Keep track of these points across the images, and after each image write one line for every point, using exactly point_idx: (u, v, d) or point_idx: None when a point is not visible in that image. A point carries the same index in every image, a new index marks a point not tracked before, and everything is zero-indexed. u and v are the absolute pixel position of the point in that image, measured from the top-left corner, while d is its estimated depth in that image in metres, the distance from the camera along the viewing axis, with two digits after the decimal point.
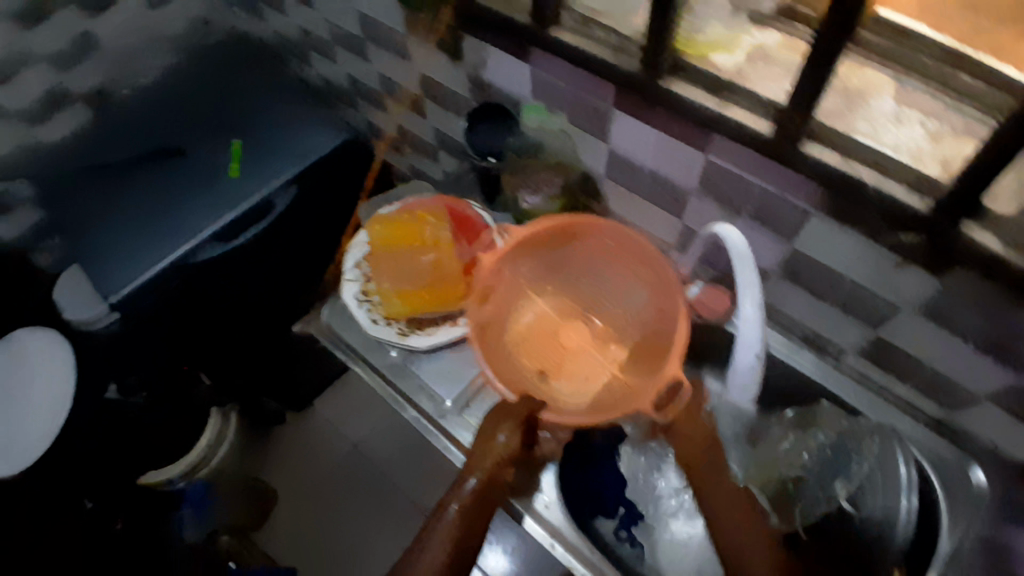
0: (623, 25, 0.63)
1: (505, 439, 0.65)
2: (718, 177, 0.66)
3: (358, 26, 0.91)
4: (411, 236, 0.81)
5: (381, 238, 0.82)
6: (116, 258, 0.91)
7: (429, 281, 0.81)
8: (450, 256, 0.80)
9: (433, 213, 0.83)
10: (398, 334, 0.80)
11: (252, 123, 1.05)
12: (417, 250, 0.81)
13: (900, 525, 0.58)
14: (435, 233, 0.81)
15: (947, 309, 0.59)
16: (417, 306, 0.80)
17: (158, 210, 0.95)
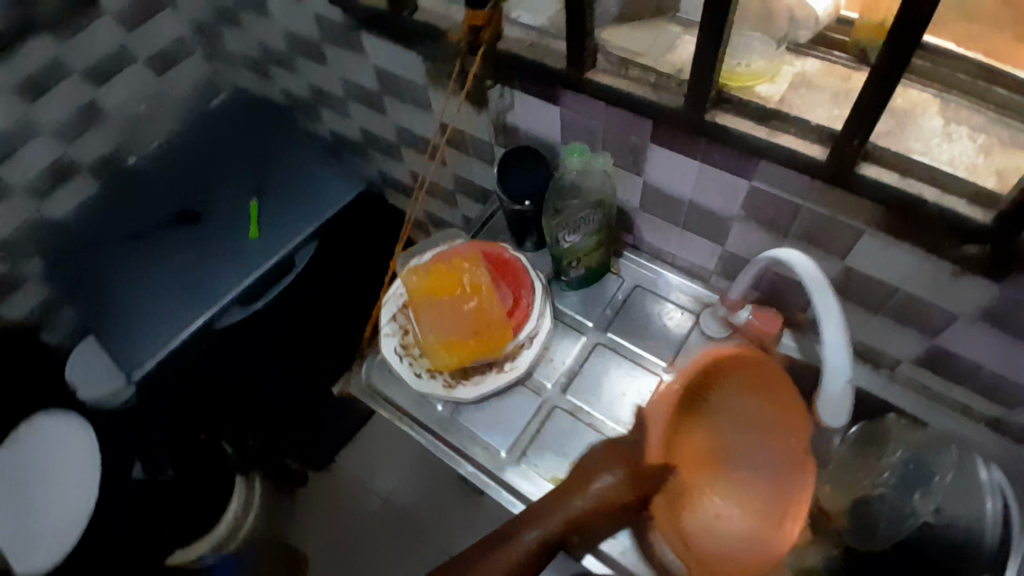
0: (661, 62, 0.64)
1: (606, 487, 0.53)
2: (765, 204, 0.67)
3: (374, 81, 0.92)
4: (450, 285, 0.81)
5: (419, 290, 0.81)
6: (139, 327, 0.91)
7: (476, 329, 0.80)
8: (491, 301, 0.80)
9: (469, 259, 0.83)
10: (444, 387, 0.79)
11: (269, 180, 1.05)
12: (458, 299, 0.80)
13: (989, 525, 0.59)
14: (473, 279, 0.81)
15: (1009, 313, 0.59)
16: (463, 355, 0.79)
17: (184, 277, 0.95)
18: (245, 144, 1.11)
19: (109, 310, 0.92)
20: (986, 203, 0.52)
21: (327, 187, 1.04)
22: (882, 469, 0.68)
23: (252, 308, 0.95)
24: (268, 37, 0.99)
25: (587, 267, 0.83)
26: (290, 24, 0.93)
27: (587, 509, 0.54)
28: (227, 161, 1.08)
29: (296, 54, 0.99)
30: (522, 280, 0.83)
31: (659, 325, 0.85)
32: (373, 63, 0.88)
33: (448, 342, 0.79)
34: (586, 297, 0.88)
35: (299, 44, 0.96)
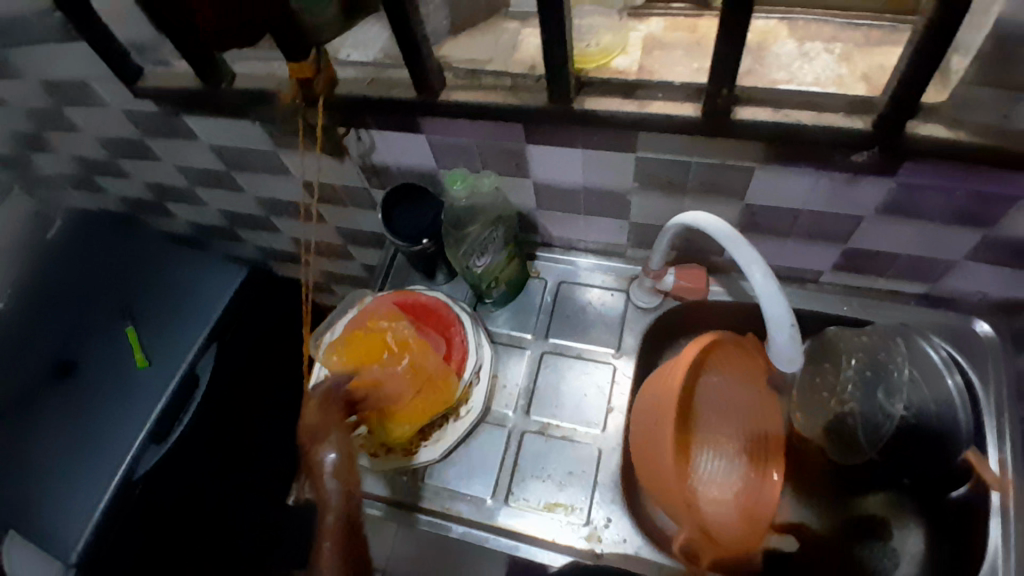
0: (510, 65, 0.61)
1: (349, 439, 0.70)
2: (657, 170, 0.65)
3: (217, 161, 0.84)
4: (374, 350, 0.73)
5: (343, 368, 0.72)
6: (50, 512, 0.80)
7: (417, 391, 0.72)
8: (421, 353, 0.73)
9: (386, 316, 0.75)
10: (405, 457, 0.74)
11: (139, 300, 0.94)
12: (388, 363, 0.71)
13: (959, 404, 0.65)
14: (397, 335, 0.73)
15: (912, 200, 0.61)
16: (411, 421, 0.72)
17: (79, 424, 0.84)
18: (93, 259, 0.96)
19: (14, 487, 0.81)
20: (863, 109, 0.53)
21: (209, 280, 0.97)
22: (844, 385, 0.69)
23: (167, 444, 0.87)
24: (86, 149, 0.92)
25: (506, 283, 0.78)
26: (106, 129, 0.85)
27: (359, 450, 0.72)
28: (67, 280, 0.93)
29: (122, 155, 0.90)
30: (449, 320, 0.78)
31: (594, 313, 0.82)
32: (209, 143, 0.80)
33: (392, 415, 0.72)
34: (516, 309, 0.84)
35: (124, 145, 0.87)
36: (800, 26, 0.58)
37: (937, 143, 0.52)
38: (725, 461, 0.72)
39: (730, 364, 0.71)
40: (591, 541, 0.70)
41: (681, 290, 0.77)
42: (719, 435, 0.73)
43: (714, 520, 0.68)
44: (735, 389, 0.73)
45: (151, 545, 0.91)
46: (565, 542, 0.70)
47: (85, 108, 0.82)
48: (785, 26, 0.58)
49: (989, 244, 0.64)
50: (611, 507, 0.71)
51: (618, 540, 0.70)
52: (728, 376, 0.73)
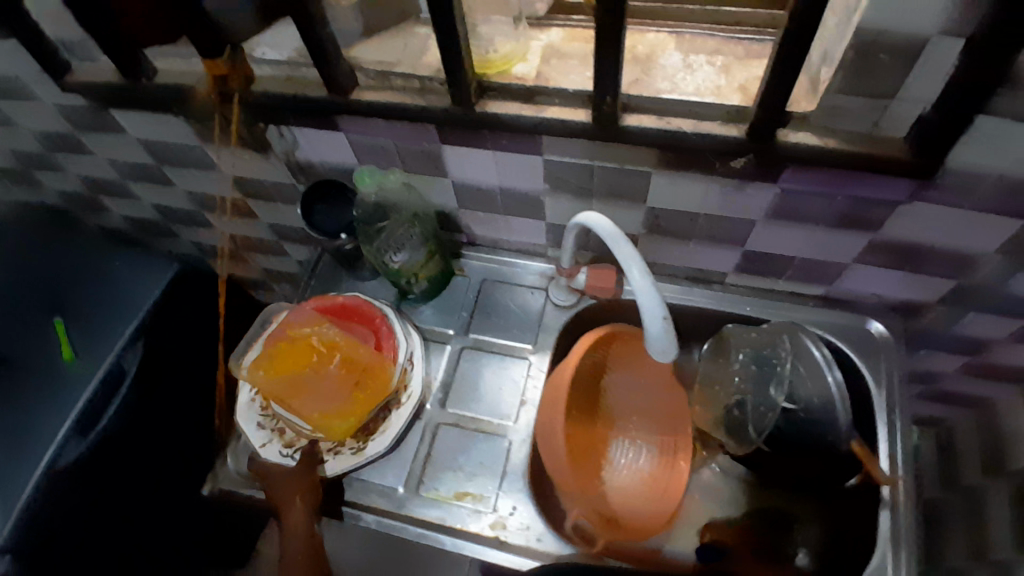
0: (419, 67, 0.64)
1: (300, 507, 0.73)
2: (563, 172, 0.69)
3: (145, 154, 0.85)
4: (303, 356, 0.76)
5: (272, 382, 0.75)
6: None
7: (351, 382, 0.76)
8: (352, 349, 0.76)
9: (308, 322, 0.78)
10: (354, 454, 0.75)
11: (70, 296, 0.92)
12: (318, 365, 0.76)
13: (838, 402, 0.64)
14: (322, 337, 0.76)
15: (794, 206, 0.65)
16: (355, 415, 0.74)
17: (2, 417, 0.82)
18: (34, 261, 0.96)
19: None
20: (737, 118, 0.57)
21: (139, 276, 0.93)
22: (732, 376, 0.75)
23: (92, 436, 0.82)
24: (19, 143, 0.92)
25: (426, 278, 0.81)
26: (36, 123, 0.85)
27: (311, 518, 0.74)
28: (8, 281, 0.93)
29: (56, 150, 0.90)
30: (372, 314, 0.80)
31: (515, 310, 0.85)
32: (138, 138, 0.81)
33: (334, 411, 0.74)
34: (440, 306, 0.87)
35: (56, 139, 0.87)
36: (688, 39, 0.61)
37: (805, 151, 0.56)
38: (639, 452, 0.78)
39: (620, 359, 0.79)
40: (497, 529, 0.73)
41: (593, 289, 0.80)
42: (635, 428, 0.79)
43: (624, 511, 0.74)
44: (637, 383, 0.80)
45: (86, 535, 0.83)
46: (473, 529, 0.73)
47: (13, 101, 0.82)
48: (674, 39, 0.62)
49: (874, 248, 0.68)
50: (518, 496, 0.74)
51: (523, 529, 0.73)
52: (630, 372, 0.80)
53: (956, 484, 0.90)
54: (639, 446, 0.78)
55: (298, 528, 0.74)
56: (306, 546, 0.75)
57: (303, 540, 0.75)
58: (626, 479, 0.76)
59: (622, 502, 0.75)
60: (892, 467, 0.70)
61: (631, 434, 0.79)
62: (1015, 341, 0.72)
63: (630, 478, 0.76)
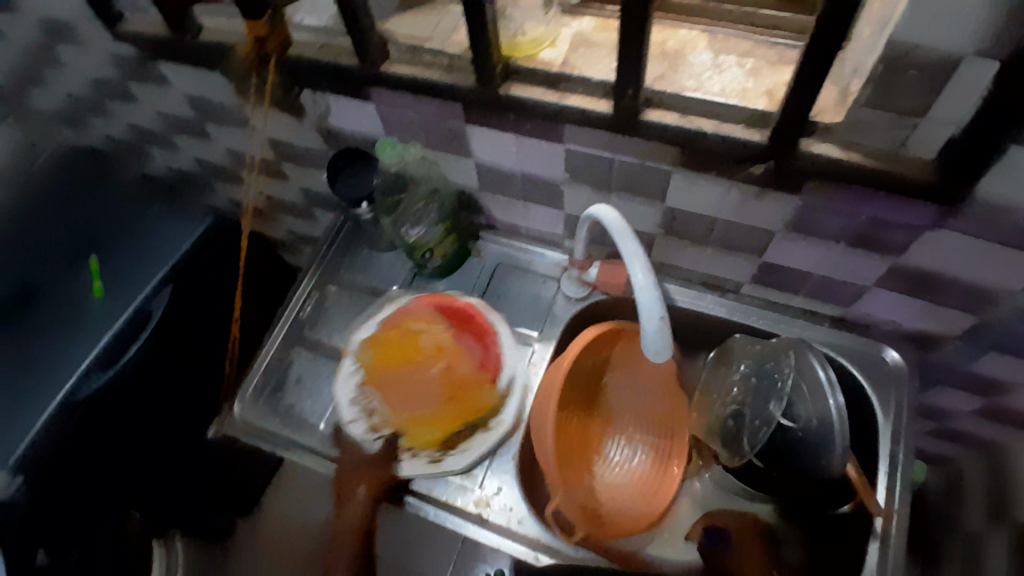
0: (449, 45, 0.65)
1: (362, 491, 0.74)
2: (582, 163, 0.68)
3: (188, 108, 0.88)
4: (410, 351, 0.81)
5: (379, 367, 0.80)
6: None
7: (448, 391, 0.78)
8: (457, 361, 0.80)
9: (423, 318, 0.80)
10: (431, 463, 0.74)
11: (106, 240, 0.98)
12: (424, 364, 0.80)
13: (837, 423, 0.62)
14: (435, 340, 0.80)
15: (813, 220, 0.63)
16: (442, 426, 0.77)
17: (33, 342, 0.88)
18: (79, 203, 1.01)
19: None
20: (760, 123, 0.56)
21: (174, 227, 0.99)
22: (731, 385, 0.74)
23: (114, 368, 0.86)
24: (75, 87, 0.96)
25: (442, 256, 0.82)
26: (91, 68, 0.89)
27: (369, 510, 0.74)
28: (53, 220, 0.99)
29: (108, 96, 0.94)
30: (485, 328, 0.80)
31: (525, 297, 0.86)
32: (182, 91, 0.84)
33: (427, 417, 0.77)
34: (452, 285, 0.88)
35: (108, 86, 0.92)
36: (719, 39, 0.61)
37: (827, 162, 0.55)
38: (634, 451, 0.77)
39: (622, 359, 0.80)
40: (480, 507, 0.74)
41: (604, 284, 0.79)
42: (631, 428, 0.79)
43: (609, 508, 0.73)
44: (640, 385, 0.80)
45: None
46: (458, 504, 0.74)
47: (71, 45, 0.86)
48: (705, 37, 0.61)
49: (894, 273, 0.66)
50: (504, 478, 0.75)
51: (506, 510, 0.73)
52: (631, 372, 0.80)
53: (960, 526, 0.87)
54: (635, 446, 0.78)
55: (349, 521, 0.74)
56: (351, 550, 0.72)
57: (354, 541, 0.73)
58: (615, 476, 0.76)
59: (608, 497, 0.74)
60: (888, 500, 0.68)
61: (628, 434, 0.79)
62: None
63: (621, 477, 0.76)
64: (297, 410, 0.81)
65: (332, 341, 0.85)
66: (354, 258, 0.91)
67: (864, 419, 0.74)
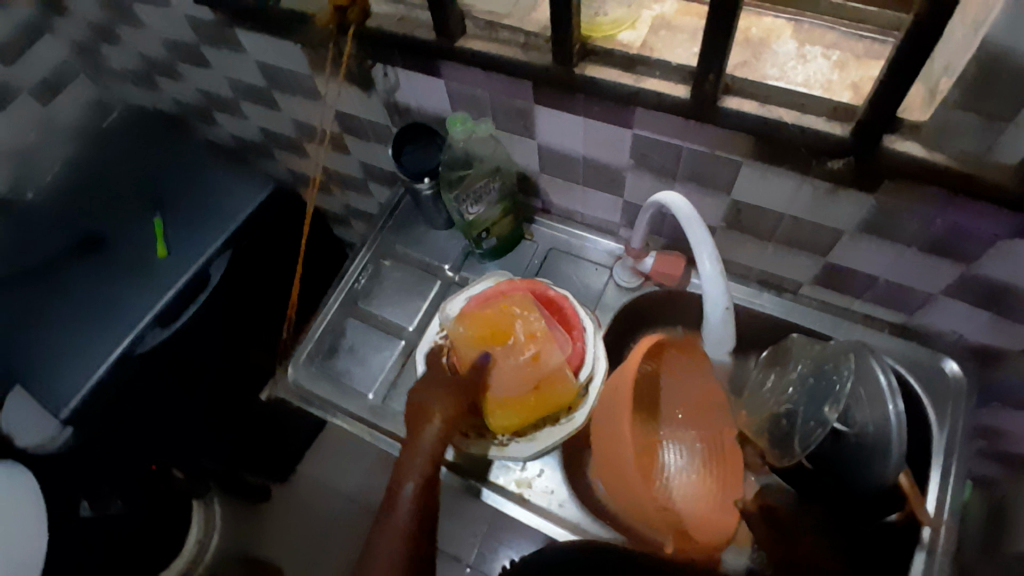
0: (527, 23, 0.65)
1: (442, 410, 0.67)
2: (649, 149, 0.68)
3: (259, 76, 0.90)
4: (500, 334, 0.72)
5: (468, 346, 0.73)
6: (47, 375, 0.82)
7: (535, 383, 0.70)
8: (549, 353, 0.70)
9: (520, 304, 0.74)
10: (496, 446, 0.74)
11: (170, 199, 1.00)
12: (511, 349, 0.71)
13: (894, 432, 0.59)
14: (527, 326, 0.71)
15: (884, 222, 0.62)
16: (520, 413, 0.72)
17: (97, 293, 0.90)
18: (147, 160, 1.05)
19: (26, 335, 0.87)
20: (844, 117, 0.55)
21: (237, 190, 1.00)
22: (787, 385, 0.73)
23: (173, 326, 0.88)
24: (149, 48, 0.99)
25: (497, 236, 0.83)
26: (167, 30, 0.91)
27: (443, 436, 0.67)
28: (121, 178, 1.03)
29: (180, 59, 0.97)
30: (572, 322, 0.76)
31: (576, 283, 0.85)
32: (256, 59, 0.86)
33: (506, 405, 0.71)
34: (505, 264, 0.88)
35: (182, 49, 0.94)
36: (805, 29, 0.60)
37: (912, 162, 0.53)
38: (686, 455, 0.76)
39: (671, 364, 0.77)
40: (522, 486, 0.75)
41: (659, 275, 0.79)
42: (680, 430, 0.78)
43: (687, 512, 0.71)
44: (687, 391, 0.78)
45: (142, 423, 0.89)
46: (501, 482, 0.75)
47: (150, 8, 0.88)
48: (791, 27, 0.60)
49: (965, 283, 0.64)
50: (546, 460, 0.77)
51: (548, 492, 0.75)
52: (671, 377, 0.78)
53: None
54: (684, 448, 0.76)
55: (422, 449, 0.66)
56: (422, 478, 0.64)
57: (425, 468, 0.65)
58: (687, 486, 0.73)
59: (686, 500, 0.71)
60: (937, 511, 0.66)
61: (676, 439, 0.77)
62: None
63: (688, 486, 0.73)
64: (345, 376, 0.82)
65: (383, 312, 0.86)
66: (410, 232, 0.92)
67: (917, 429, 0.73)
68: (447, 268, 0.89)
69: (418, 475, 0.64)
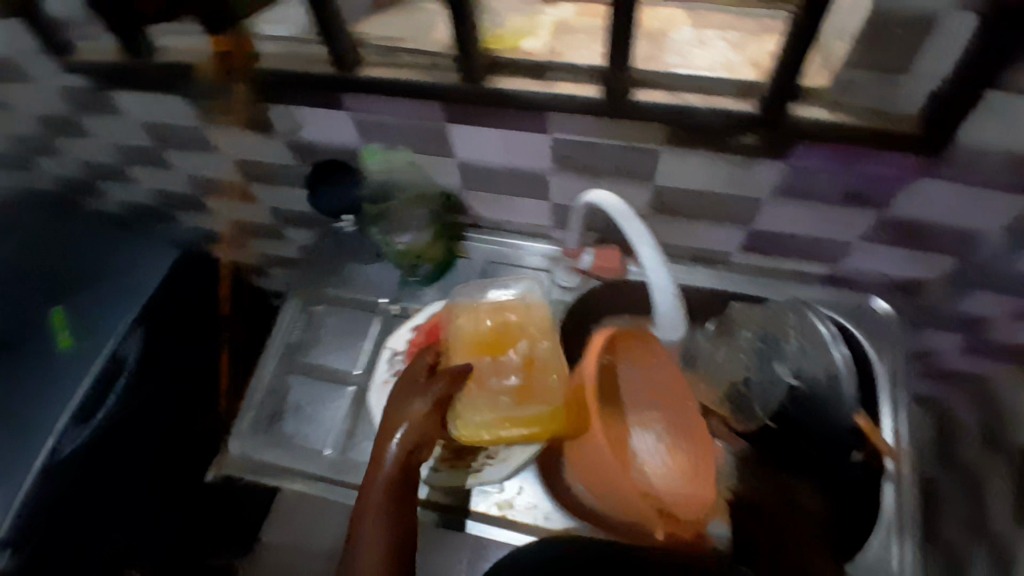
0: (427, 43, 0.63)
1: (418, 410, 0.64)
2: (571, 151, 0.68)
3: (144, 137, 0.83)
4: (498, 346, 0.72)
5: (461, 350, 0.73)
6: None
7: (522, 407, 0.68)
8: (542, 382, 0.70)
9: (517, 318, 0.74)
10: (470, 474, 0.74)
11: (69, 280, 0.91)
12: (506, 368, 0.70)
13: (845, 377, 0.64)
14: (527, 351, 0.72)
15: (799, 184, 0.65)
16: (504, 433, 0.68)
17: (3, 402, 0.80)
18: (29, 245, 0.94)
19: None
20: (749, 93, 0.57)
21: (141, 258, 0.92)
22: (736, 352, 0.76)
23: (95, 423, 0.81)
24: (13, 125, 0.90)
25: (432, 261, 0.80)
26: (28, 104, 0.83)
27: (412, 444, 0.63)
28: None
29: (51, 131, 0.88)
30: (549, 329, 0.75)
31: None
32: (138, 119, 0.80)
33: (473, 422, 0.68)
34: (445, 288, 0.85)
35: (50, 122, 0.86)
36: (699, 13, 0.62)
37: (820, 126, 0.56)
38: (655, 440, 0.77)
39: (626, 351, 0.78)
40: (504, 508, 0.74)
41: (601, 271, 0.80)
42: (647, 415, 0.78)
43: (667, 496, 0.72)
44: (650, 378, 0.79)
45: (84, 532, 0.80)
46: (480, 510, 0.74)
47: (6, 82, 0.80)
48: (685, 14, 0.62)
49: (880, 227, 0.69)
50: (523, 476, 0.76)
51: (530, 509, 0.74)
52: (632, 366, 0.79)
53: (954, 462, 0.89)
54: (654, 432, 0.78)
55: (387, 464, 0.61)
56: (388, 497, 0.60)
57: (388, 489, 0.60)
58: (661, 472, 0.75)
59: (661, 486, 0.73)
60: (896, 439, 0.71)
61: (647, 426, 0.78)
62: (1016, 317, 0.72)
63: (663, 472, 0.75)
64: (297, 438, 0.78)
65: (328, 362, 0.82)
66: (338, 272, 0.88)
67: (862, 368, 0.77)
68: (385, 302, 0.86)
69: (384, 493, 0.60)
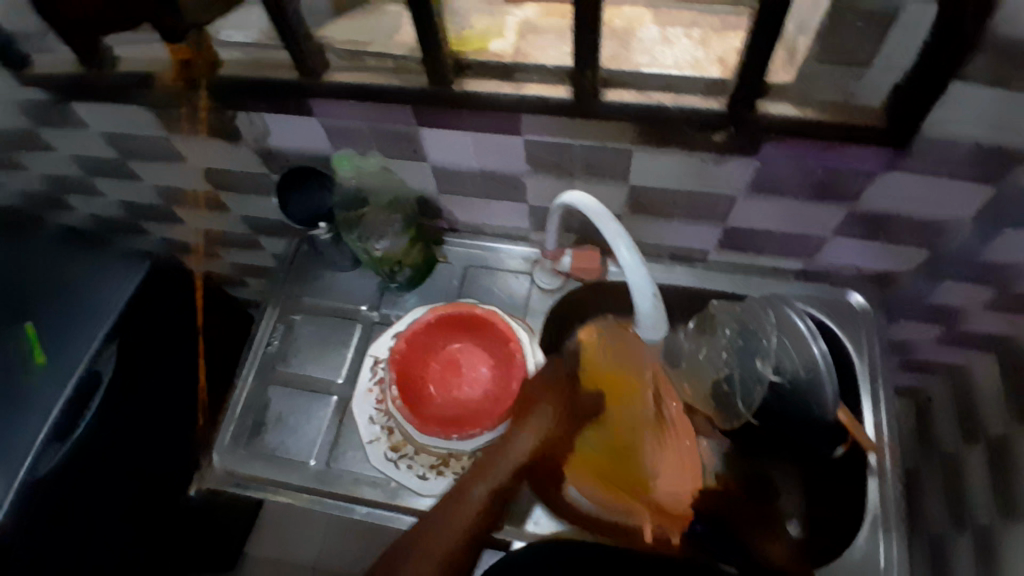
0: (392, 47, 0.63)
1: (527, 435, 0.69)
2: (541, 151, 0.67)
3: (108, 148, 0.82)
4: (619, 392, 0.72)
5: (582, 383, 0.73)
6: None
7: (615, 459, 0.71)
8: (650, 445, 0.71)
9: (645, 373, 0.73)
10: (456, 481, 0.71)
11: (31, 292, 0.85)
12: (621, 419, 0.72)
13: (824, 371, 0.62)
14: (645, 411, 0.72)
15: (772, 180, 0.65)
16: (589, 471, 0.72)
17: None
18: None
19: None
20: (717, 91, 0.58)
21: (104, 270, 0.86)
22: (720, 350, 0.74)
23: (71, 441, 0.77)
24: None
25: (411, 266, 0.79)
26: None
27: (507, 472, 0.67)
28: None
29: (12, 146, 0.86)
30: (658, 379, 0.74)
31: (499, 296, 0.84)
32: (101, 131, 0.78)
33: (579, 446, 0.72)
34: (424, 293, 0.85)
35: (10, 136, 0.84)
36: (664, 11, 0.62)
37: (787, 121, 0.56)
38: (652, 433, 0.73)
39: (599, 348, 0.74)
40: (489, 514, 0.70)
41: (579, 271, 0.79)
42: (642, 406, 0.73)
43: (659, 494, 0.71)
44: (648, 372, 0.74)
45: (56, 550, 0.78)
46: None
47: None
48: (651, 12, 0.62)
49: (853, 221, 0.69)
50: None
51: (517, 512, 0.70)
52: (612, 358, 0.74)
53: (933, 451, 0.89)
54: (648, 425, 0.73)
55: (478, 486, 0.66)
56: (471, 512, 0.65)
57: (473, 509, 0.65)
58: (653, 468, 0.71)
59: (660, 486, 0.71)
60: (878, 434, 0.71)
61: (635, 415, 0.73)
62: (988, 308, 0.72)
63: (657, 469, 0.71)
64: (278, 450, 0.76)
65: (306, 372, 0.81)
66: (313, 281, 0.87)
67: (842, 362, 0.77)
68: (364, 308, 0.85)
69: (468, 507, 0.65)
